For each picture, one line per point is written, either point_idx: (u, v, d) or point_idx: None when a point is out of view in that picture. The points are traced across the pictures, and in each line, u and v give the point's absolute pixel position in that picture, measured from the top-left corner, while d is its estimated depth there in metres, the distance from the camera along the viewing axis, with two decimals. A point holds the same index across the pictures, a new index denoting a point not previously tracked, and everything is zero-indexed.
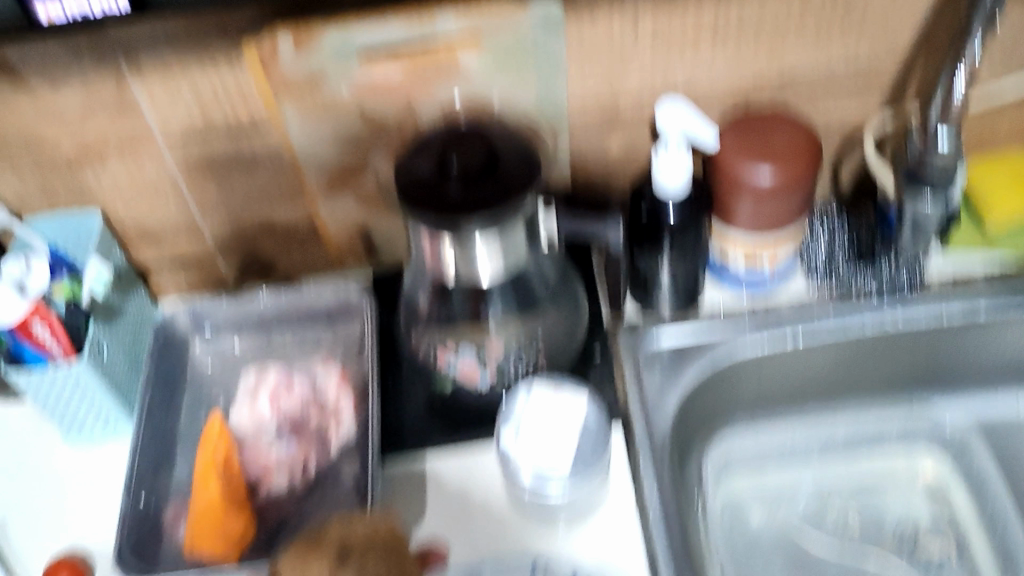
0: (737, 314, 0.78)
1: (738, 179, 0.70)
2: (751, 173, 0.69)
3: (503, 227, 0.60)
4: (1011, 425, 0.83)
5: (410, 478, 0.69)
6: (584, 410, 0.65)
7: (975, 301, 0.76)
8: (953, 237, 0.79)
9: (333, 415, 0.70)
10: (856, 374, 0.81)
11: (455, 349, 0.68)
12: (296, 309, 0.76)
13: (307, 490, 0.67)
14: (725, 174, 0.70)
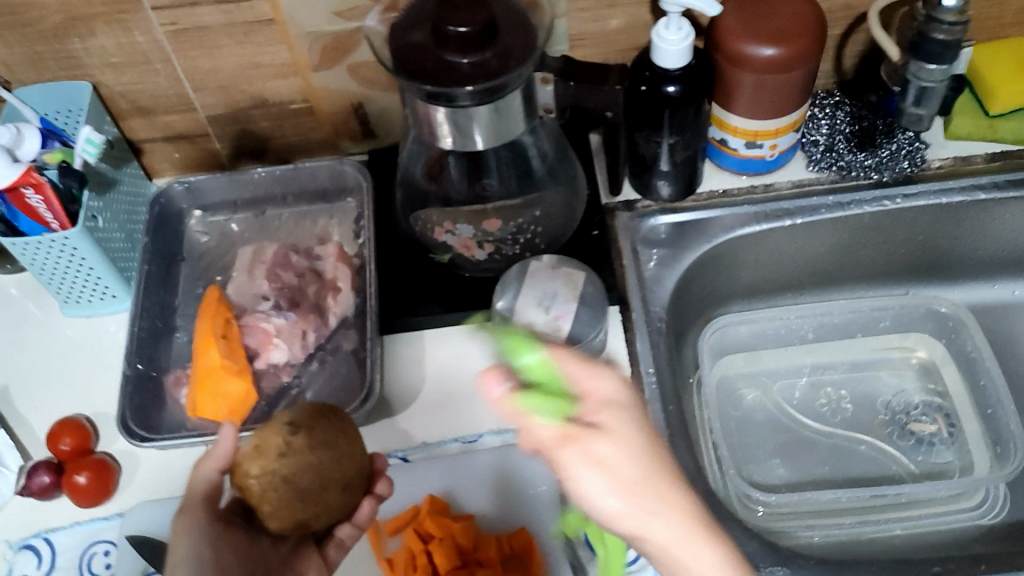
0: (737, 198, 0.78)
1: (739, 54, 0.68)
2: (753, 49, 0.67)
3: (499, 94, 0.59)
4: (1008, 313, 0.82)
5: (407, 351, 0.71)
6: (581, 282, 0.65)
7: (976, 182, 0.76)
8: (956, 123, 0.77)
9: (331, 287, 0.71)
10: (853, 256, 0.80)
11: (453, 224, 0.68)
12: (296, 188, 0.76)
13: (306, 359, 0.69)
14: (726, 50, 0.68)
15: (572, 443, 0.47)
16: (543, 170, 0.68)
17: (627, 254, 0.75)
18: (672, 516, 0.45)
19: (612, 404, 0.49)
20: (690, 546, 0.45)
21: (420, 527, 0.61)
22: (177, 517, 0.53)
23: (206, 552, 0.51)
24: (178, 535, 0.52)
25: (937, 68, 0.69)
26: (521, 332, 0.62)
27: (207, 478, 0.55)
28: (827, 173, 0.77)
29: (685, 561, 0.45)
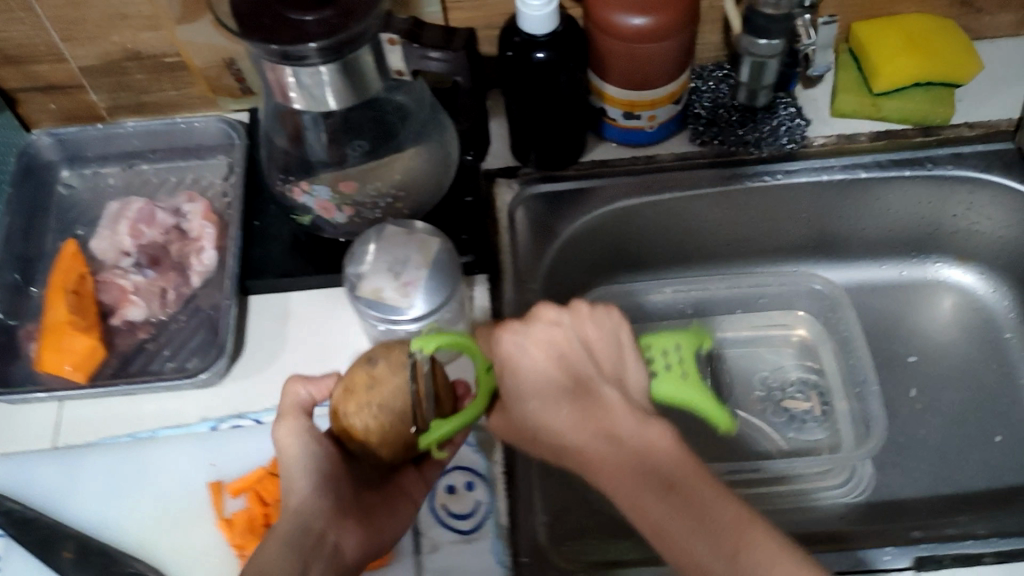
0: (616, 168, 0.76)
1: (611, 22, 0.67)
2: (620, 18, 0.66)
3: (342, 55, 0.59)
4: (887, 293, 0.83)
5: (268, 319, 0.69)
6: (434, 248, 0.63)
7: (858, 161, 0.76)
8: (842, 101, 0.77)
9: (194, 245, 0.69)
10: (736, 231, 0.79)
11: (310, 185, 0.67)
12: (169, 143, 0.76)
13: (167, 318, 0.67)
14: (596, 19, 0.68)
15: (530, 375, 0.52)
16: (407, 133, 0.67)
17: (503, 220, 0.74)
18: (631, 478, 0.47)
19: (585, 314, 0.55)
20: (654, 497, 0.46)
21: (262, 489, 0.60)
22: (280, 426, 0.56)
23: (322, 457, 0.54)
24: (287, 437, 0.55)
25: (768, 44, 0.66)
26: (367, 298, 0.61)
27: (297, 402, 0.57)
28: (708, 147, 0.76)
29: (652, 521, 0.46)
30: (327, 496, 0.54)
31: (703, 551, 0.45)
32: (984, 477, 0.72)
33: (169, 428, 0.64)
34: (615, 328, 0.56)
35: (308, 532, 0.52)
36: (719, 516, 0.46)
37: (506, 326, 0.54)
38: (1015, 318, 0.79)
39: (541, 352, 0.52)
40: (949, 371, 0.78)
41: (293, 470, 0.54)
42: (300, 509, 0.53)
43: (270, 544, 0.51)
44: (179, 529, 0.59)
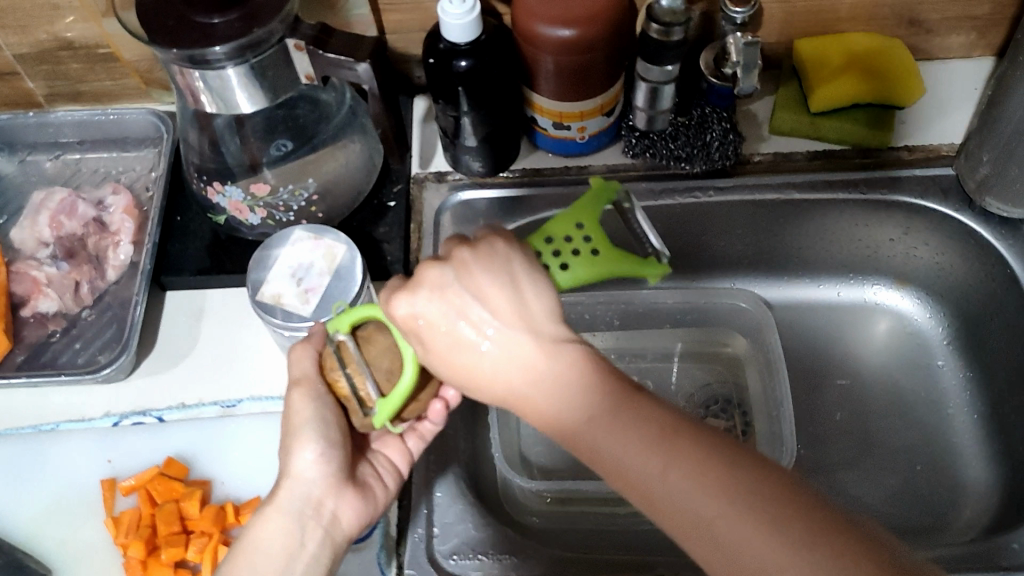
0: (547, 176, 0.76)
1: (536, 30, 0.65)
2: (547, 28, 0.64)
3: (249, 57, 0.59)
4: (824, 315, 0.81)
5: (181, 314, 0.69)
6: (341, 255, 0.63)
7: (792, 181, 0.74)
8: (780, 120, 0.75)
9: (112, 239, 0.70)
10: (666, 244, 0.79)
11: (222, 185, 0.67)
12: (99, 134, 0.77)
13: (78, 312, 0.68)
14: (523, 27, 0.66)
15: (463, 318, 0.44)
16: (324, 135, 0.67)
17: (426, 225, 0.74)
18: (632, 434, 0.41)
19: (497, 261, 0.46)
20: (646, 452, 0.40)
21: (152, 488, 0.60)
22: (294, 389, 0.51)
23: (333, 425, 0.51)
24: (301, 403, 0.51)
25: (660, 68, 0.67)
26: (266, 304, 0.61)
27: (308, 364, 0.52)
28: (640, 159, 0.75)
29: (640, 478, 0.40)
30: (334, 465, 0.51)
31: (702, 502, 0.38)
32: (901, 505, 0.71)
33: (70, 421, 0.64)
34: (508, 259, 0.46)
35: (309, 503, 0.50)
36: (722, 466, 0.38)
37: (422, 275, 0.46)
38: (948, 345, 0.78)
39: (462, 308, 0.44)
40: (878, 396, 0.77)
41: (300, 436, 0.50)
42: (300, 478, 0.50)
43: (271, 515, 0.49)
44: (67, 525, 0.60)
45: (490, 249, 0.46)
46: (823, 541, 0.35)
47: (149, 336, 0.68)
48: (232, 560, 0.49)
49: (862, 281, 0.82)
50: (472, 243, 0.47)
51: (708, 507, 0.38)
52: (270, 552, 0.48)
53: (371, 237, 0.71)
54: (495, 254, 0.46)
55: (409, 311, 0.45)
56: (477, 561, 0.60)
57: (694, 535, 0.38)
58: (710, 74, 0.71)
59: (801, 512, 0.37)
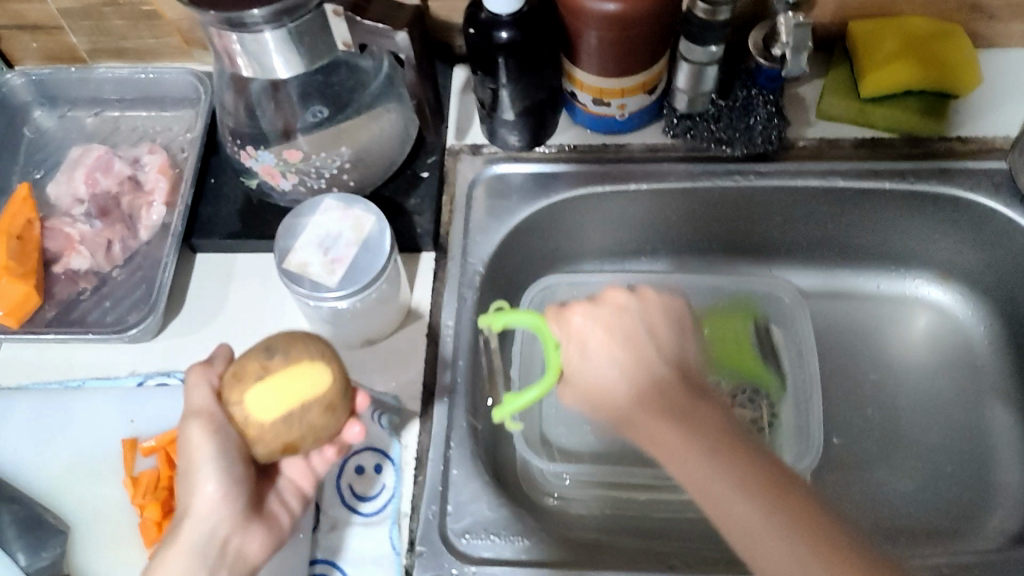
0: (584, 154, 0.74)
1: (582, 3, 0.62)
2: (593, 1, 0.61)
3: (287, 21, 0.56)
4: (864, 308, 0.79)
5: (210, 277, 0.70)
6: (369, 227, 0.62)
7: (838, 169, 0.72)
8: (828, 104, 0.73)
9: (145, 199, 0.70)
10: (703, 228, 0.77)
11: (255, 151, 0.65)
12: (137, 93, 0.77)
13: (108, 270, 0.68)
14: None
15: (607, 328, 0.57)
16: (358, 103, 0.67)
17: (458, 199, 0.73)
18: (683, 441, 0.50)
19: (672, 315, 0.60)
20: (727, 465, 0.49)
21: (171, 450, 0.60)
22: (192, 421, 0.49)
23: (230, 461, 0.49)
24: (201, 439, 0.48)
25: (702, 50, 0.65)
26: (292, 272, 0.60)
27: (208, 398, 0.50)
28: (680, 140, 0.73)
29: (707, 480, 0.48)
30: (233, 499, 0.50)
31: (768, 518, 0.46)
32: (927, 508, 0.69)
33: (95, 380, 0.65)
34: (677, 316, 0.60)
35: (213, 540, 0.49)
36: (778, 501, 0.47)
37: (605, 298, 0.59)
38: (989, 346, 0.75)
39: (634, 334, 0.57)
40: (912, 395, 0.74)
41: (202, 472, 0.48)
42: (206, 513, 0.49)
43: (178, 554, 0.48)
44: (89, 482, 0.61)
45: (656, 298, 0.60)
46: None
47: (177, 298, 0.68)
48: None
49: (905, 274, 0.79)
50: (640, 292, 0.60)
51: (782, 541, 0.45)
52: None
53: (403, 208, 0.71)
54: (665, 309, 0.60)
55: (584, 330, 0.58)
56: (489, 542, 0.59)
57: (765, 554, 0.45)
58: (757, 55, 0.69)
59: (848, 544, 0.45)
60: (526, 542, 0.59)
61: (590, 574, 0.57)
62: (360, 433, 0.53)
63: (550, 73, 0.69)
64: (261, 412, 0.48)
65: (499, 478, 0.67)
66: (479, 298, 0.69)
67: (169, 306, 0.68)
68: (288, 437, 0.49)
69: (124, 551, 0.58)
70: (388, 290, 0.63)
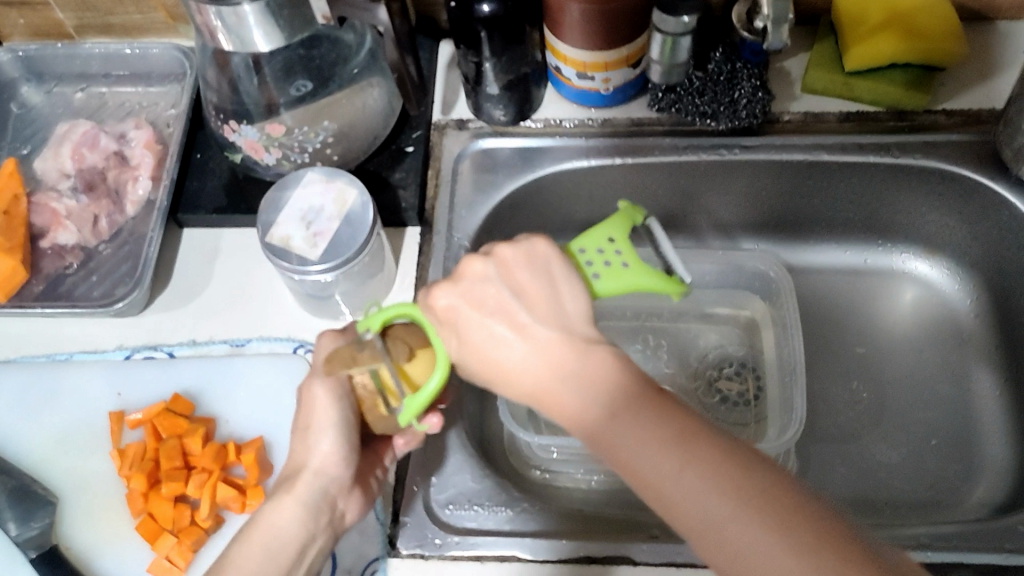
0: (570, 129, 0.75)
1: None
2: None
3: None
4: (852, 283, 0.80)
5: (197, 251, 0.70)
6: (352, 201, 0.63)
7: (824, 142, 0.71)
8: (812, 78, 0.72)
9: (131, 174, 0.70)
10: (691, 202, 0.77)
11: (238, 125, 0.66)
12: (124, 68, 0.77)
13: (95, 245, 0.69)
14: None
15: (505, 317, 0.46)
16: (341, 77, 0.67)
17: (444, 173, 0.73)
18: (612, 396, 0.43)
19: (537, 266, 0.48)
20: (639, 439, 0.41)
21: (157, 423, 0.60)
22: (317, 385, 0.50)
23: (352, 429, 0.51)
24: (326, 404, 0.50)
25: (676, 20, 0.64)
26: (276, 246, 0.60)
27: (333, 357, 0.51)
28: (666, 114, 0.73)
29: (641, 466, 0.40)
30: (350, 463, 0.52)
31: (682, 486, 0.39)
32: (913, 478, 0.69)
33: (83, 353, 0.65)
34: (547, 263, 0.48)
35: (324, 498, 0.51)
36: (679, 456, 0.39)
37: (462, 268, 0.48)
38: (976, 320, 0.75)
39: (505, 302, 0.46)
40: (896, 368, 0.75)
41: (322, 435, 0.50)
42: (320, 472, 0.50)
43: (289, 506, 0.49)
44: (78, 453, 0.62)
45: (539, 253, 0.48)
46: (819, 541, 0.35)
47: (164, 272, 0.69)
48: (248, 544, 0.49)
49: (892, 249, 0.79)
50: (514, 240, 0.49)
51: (697, 497, 0.38)
52: (287, 541, 0.49)
53: (388, 182, 0.71)
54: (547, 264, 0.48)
55: (519, 350, 0.45)
56: (472, 512, 0.59)
57: (692, 522, 0.38)
58: (739, 28, 0.69)
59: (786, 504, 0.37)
60: (509, 513, 0.59)
61: (571, 544, 0.57)
62: (437, 425, 0.53)
63: (532, 47, 0.70)
64: (381, 404, 0.50)
65: (484, 450, 0.68)
66: (464, 272, 0.69)
67: (155, 280, 0.68)
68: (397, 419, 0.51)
69: (112, 522, 0.59)
70: (369, 264, 0.63)
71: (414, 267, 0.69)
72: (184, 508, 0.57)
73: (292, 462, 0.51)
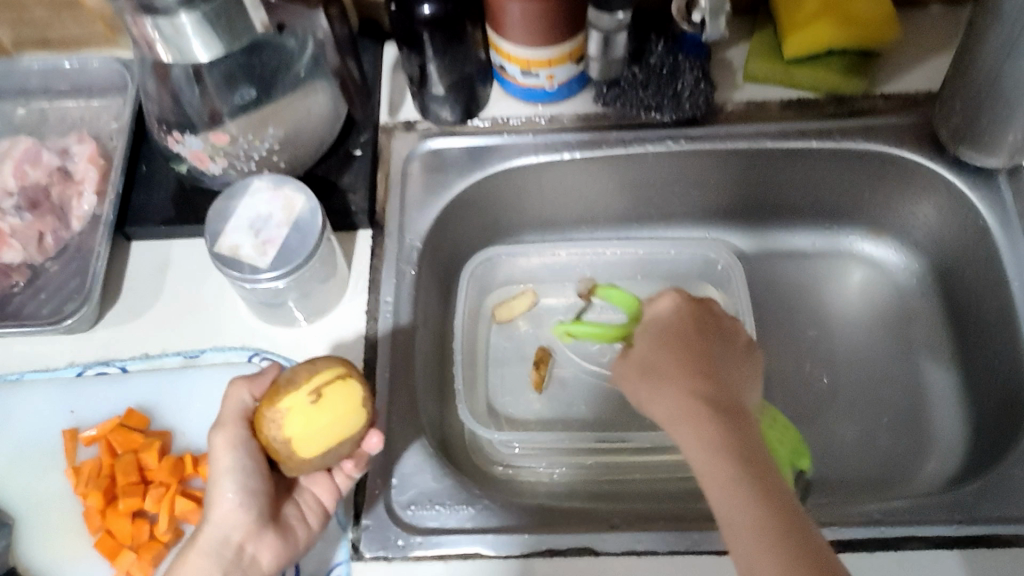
0: (517, 126, 0.75)
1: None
2: None
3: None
4: (803, 267, 0.81)
5: (147, 264, 0.70)
6: (299, 208, 0.62)
7: (766, 129, 0.72)
8: (753, 67, 0.73)
9: (76, 189, 0.70)
10: (640, 193, 0.78)
11: (182, 135, 0.65)
12: (64, 83, 0.77)
13: (40, 262, 0.68)
14: None
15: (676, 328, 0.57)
16: (285, 82, 0.67)
17: (393, 176, 0.73)
18: (687, 404, 0.51)
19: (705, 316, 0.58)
20: (722, 466, 0.47)
21: (112, 438, 0.60)
22: (216, 433, 0.52)
23: (252, 475, 0.51)
24: (220, 452, 0.51)
25: (610, 16, 0.64)
26: (224, 256, 0.60)
27: (235, 412, 0.52)
28: (611, 108, 0.73)
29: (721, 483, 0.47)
30: (255, 508, 0.52)
31: (746, 508, 0.45)
32: (868, 456, 0.70)
33: (34, 372, 0.65)
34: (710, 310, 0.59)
35: (227, 545, 0.50)
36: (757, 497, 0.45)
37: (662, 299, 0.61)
38: (925, 298, 0.77)
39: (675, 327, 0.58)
40: (848, 348, 0.76)
41: (219, 485, 0.51)
42: (220, 522, 0.51)
43: (192, 560, 0.50)
44: (31, 473, 0.61)
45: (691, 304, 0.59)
46: None
47: (114, 287, 0.68)
48: None
49: (840, 230, 0.80)
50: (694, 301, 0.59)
51: (748, 525, 0.45)
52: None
53: (337, 186, 0.71)
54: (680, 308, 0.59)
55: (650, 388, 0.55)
56: (434, 512, 0.59)
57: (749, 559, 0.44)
58: (680, 21, 0.68)
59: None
60: (470, 510, 0.60)
61: (533, 537, 0.57)
62: (379, 444, 0.54)
63: (474, 47, 0.70)
64: (300, 445, 0.50)
65: (445, 450, 0.68)
66: (416, 273, 0.69)
67: (104, 295, 0.68)
68: (326, 456, 0.52)
69: (69, 540, 0.58)
70: (321, 269, 0.63)
71: (367, 269, 0.68)
72: (142, 523, 0.57)
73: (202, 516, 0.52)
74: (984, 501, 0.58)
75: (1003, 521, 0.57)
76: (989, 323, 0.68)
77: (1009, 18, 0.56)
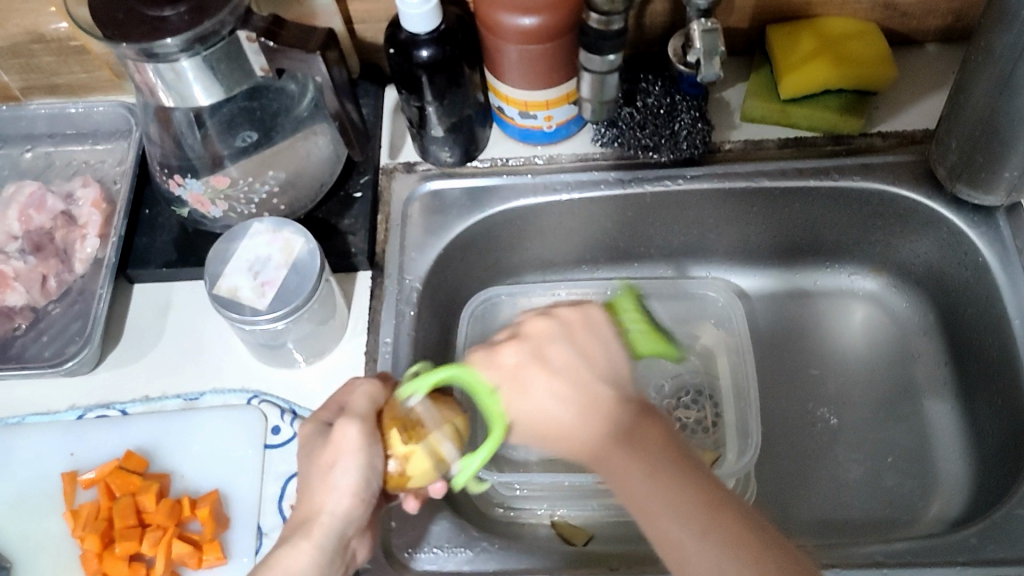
0: (515, 167, 0.75)
1: (498, 18, 0.63)
2: (510, 18, 0.62)
3: (206, 45, 0.57)
4: (803, 306, 0.81)
5: (147, 306, 0.70)
6: (299, 251, 0.63)
7: (763, 170, 0.73)
8: (751, 106, 0.74)
9: (79, 233, 0.70)
10: (638, 233, 0.78)
11: (183, 178, 0.67)
12: (68, 127, 0.78)
13: (41, 305, 0.68)
14: (485, 18, 0.64)
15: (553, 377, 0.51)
16: (284, 128, 0.67)
17: (393, 218, 0.73)
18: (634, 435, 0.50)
19: (590, 324, 0.54)
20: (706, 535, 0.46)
21: (110, 481, 0.60)
22: (347, 424, 0.50)
23: (371, 478, 0.50)
24: (354, 445, 0.50)
25: (600, 59, 0.63)
26: (223, 299, 0.60)
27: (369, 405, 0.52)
28: (609, 149, 0.74)
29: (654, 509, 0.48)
30: (364, 507, 0.50)
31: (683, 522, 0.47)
32: (871, 495, 0.70)
33: (35, 415, 0.65)
34: (601, 330, 0.54)
35: (340, 544, 0.49)
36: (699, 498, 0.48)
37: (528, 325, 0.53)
38: (928, 337, 0.76)
39: (568, 362, 0.51)
40: (849, 388, 0.75)
41: (339, 478, 0.49)
42: (338, 517, 0.49)
43: (305, 547, 0.48)
44: (29, 516, 0.61)
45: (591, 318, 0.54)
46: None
47: (114, 329, 0.69)
48: None
49: (839, 267, 0.80)
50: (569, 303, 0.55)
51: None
52: None
53: (337, 228, 0.71)
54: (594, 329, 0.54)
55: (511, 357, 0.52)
56: (432, 554, 0.59)
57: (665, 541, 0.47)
58: (678, 62, 0.69)
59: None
60: (468, 553, 0.59)
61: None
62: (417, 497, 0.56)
63: (472, 88, 0.70)
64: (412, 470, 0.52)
65: (444, 492, 0.67)
66: (416, 313, 0.69)
67: (105, 338, 0.68)
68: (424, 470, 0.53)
69: None
70: (318, 311, 0.63)
71: (366, 310, 0.68)
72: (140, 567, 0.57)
73: (306, 508, 0.50)
74: (987, 542, 0.57)
75: (1006, 563, 0.56)
76: (992, 361, 0.67)
77: (1001, 56, 0.56)
